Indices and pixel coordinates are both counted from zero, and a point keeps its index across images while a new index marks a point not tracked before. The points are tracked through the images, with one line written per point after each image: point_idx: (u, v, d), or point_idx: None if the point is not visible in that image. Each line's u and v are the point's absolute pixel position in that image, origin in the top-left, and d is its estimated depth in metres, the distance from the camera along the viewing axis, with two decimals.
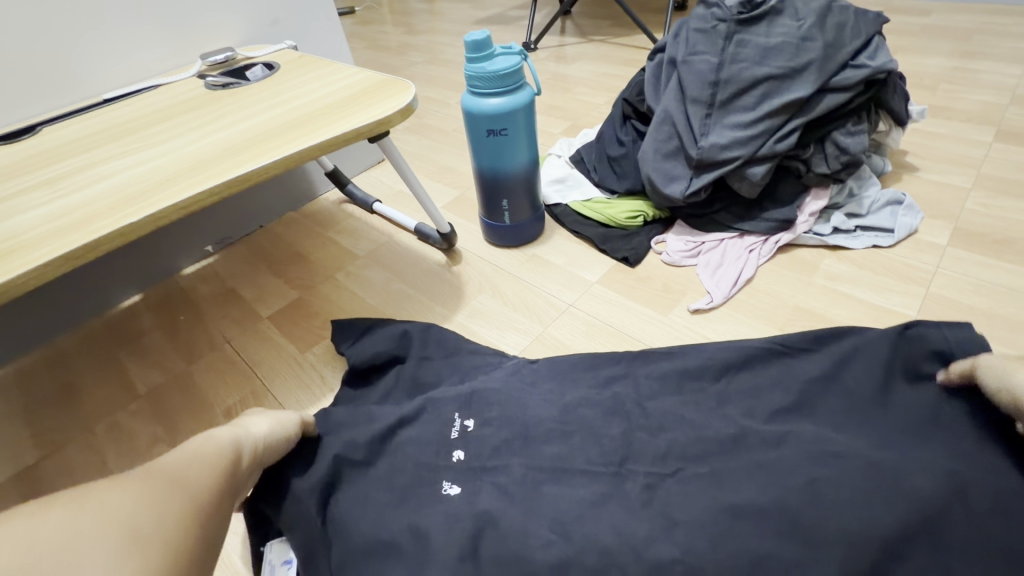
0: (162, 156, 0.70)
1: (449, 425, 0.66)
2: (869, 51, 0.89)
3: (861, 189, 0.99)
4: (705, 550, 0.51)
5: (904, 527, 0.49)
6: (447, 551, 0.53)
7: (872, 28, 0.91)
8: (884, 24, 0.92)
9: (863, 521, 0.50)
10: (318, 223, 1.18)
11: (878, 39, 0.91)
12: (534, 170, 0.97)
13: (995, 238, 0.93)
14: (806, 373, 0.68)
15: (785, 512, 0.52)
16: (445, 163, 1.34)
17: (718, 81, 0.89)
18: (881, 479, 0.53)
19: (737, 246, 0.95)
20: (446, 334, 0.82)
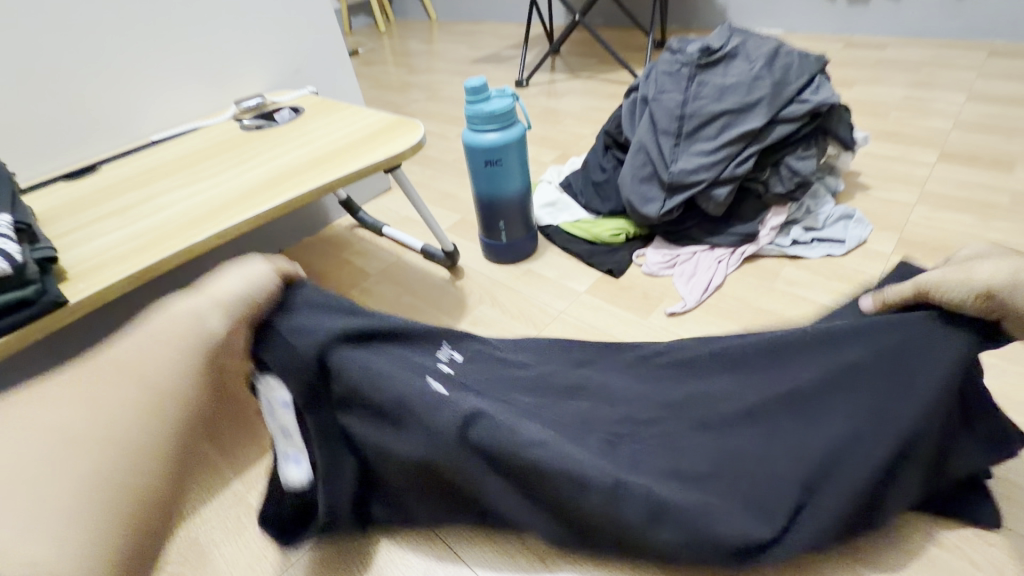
0: (210, 190, 0.82)
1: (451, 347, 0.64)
2: (812, 87, 1.03)
3: (817, 206, 1.12)
4: (667, 482, 0.52)
5: (799, 489, 0.52)
6: (442, 438, 0.49)
7: (815, 66, 1.05)
8: (825, 64, 1.06)
9: (767, 490, 0.52)
10: (334, 246, 1.31)
11: (821, 77, 1.05)
12: (527, 195, 1.10)
13: (933, 246, 1.05)
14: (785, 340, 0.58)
15: (714, 476, 0.53)
16: (447, 190, 1.47)
17: (684, 115, 1.04)
18: (792, 451, 0.53)
19: (709, 258, 1.07)
20: None
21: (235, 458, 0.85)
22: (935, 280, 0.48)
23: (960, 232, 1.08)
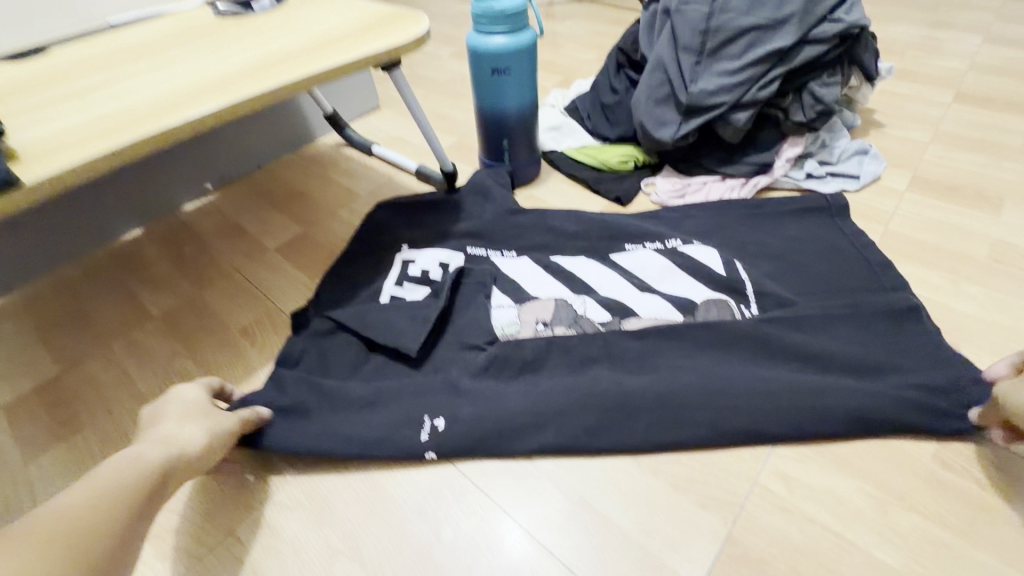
0: (195, 70, 0.69)
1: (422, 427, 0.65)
2: (704, 308, 0.75)
3: (833, 140, 1.08)
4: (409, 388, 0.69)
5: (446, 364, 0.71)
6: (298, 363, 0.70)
7: (653, 306, 0.76)
8: (728, 303, 0.75)
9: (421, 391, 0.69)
10: (318, 165, 1.23)
11: (738, 307, 0.75)
12: (527, 113, 1.02)
13: (948, 185, 1.03)
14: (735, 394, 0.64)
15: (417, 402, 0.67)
16: (439, 112, 1.37)
17: (507, 288, 0.80)
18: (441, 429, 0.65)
19: (721, 187, 1.03)
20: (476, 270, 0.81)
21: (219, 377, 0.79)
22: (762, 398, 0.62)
23: (969, 171, 1.05)
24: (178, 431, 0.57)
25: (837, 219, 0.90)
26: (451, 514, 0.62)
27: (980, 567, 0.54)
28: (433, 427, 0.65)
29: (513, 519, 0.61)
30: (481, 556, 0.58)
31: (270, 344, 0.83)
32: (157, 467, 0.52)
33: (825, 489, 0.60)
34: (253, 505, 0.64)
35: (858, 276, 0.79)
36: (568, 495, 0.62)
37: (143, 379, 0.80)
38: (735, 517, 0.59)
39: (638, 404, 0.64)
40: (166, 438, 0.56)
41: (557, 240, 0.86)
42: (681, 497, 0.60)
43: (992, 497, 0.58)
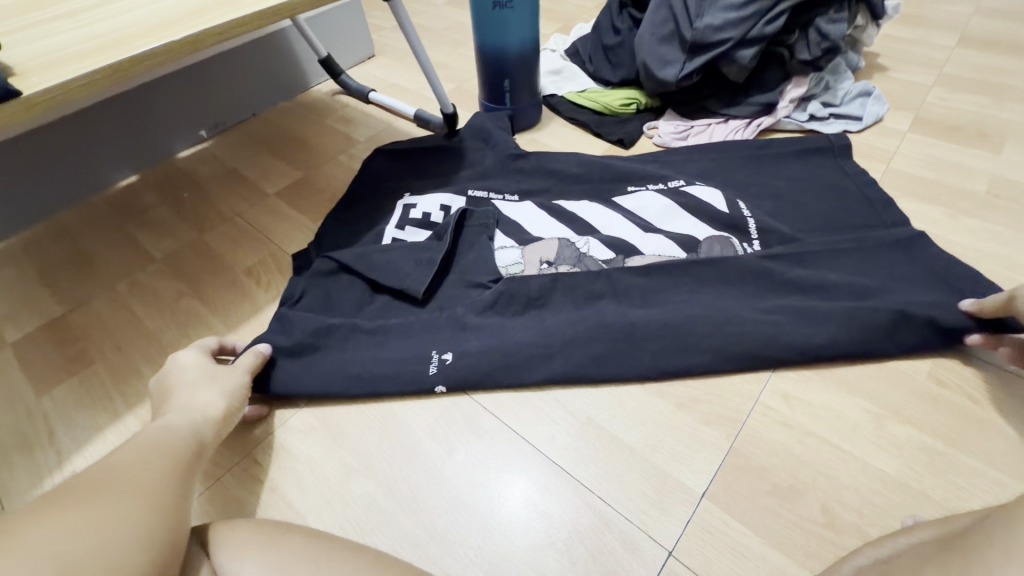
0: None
1: (428, 361, 0.65)
2: (706, 245, 0.75)
3: (837, 82, 1.07)
4: (415, 321, 0.69)
5: (452, 301, 0.71)
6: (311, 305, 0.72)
7: (656, 244, 0.76)
8: (730, 241, 0.75)
9: (431, 320, 0.69)
10: (314, 112, 1.21)
11: (740, 245, 0.75)
12: (529, 52, 1.00)
13: (949, 125, 1.03)
14: (743, 323, 0.64)
15: (427, 333, 0.67)
16: (436, 59, 1.34)
17: (510, 229, 0.79)
18: (451, 362, 0.65)
19: (724, 128, 1.02)
20: (477, 210, 0.79)
21: (228, 314, 0.79)
22: (764, 336, 0.64)
23: (972, 112, 1.05)
24: (191, 399, 0.58)
25: (840, 159, 0.90)
26: (462, 435, 0.63)
27: (971, 471, 0.56)
28: (441, 360, 0.65)
29: (522, 438, 0.62)
30: (493, 472, 0.60)
31: (275, 282, 0.83)
32: (191, 429, 0.54)
33: (824, 405, 0.62)
34: (270, 430, 0.65)
35: (859, 213, 0.80)
36: (576, 415, 0.63)
37: (151, 317, 0.80)
38: (737, 433, 0.61)
39: (645, 335, 0.64)
40: (183, 408, 0.57)
41: (560, 179, 0.86)
42: (685, 415, 0.62)
43: (984, 409, 0.61)
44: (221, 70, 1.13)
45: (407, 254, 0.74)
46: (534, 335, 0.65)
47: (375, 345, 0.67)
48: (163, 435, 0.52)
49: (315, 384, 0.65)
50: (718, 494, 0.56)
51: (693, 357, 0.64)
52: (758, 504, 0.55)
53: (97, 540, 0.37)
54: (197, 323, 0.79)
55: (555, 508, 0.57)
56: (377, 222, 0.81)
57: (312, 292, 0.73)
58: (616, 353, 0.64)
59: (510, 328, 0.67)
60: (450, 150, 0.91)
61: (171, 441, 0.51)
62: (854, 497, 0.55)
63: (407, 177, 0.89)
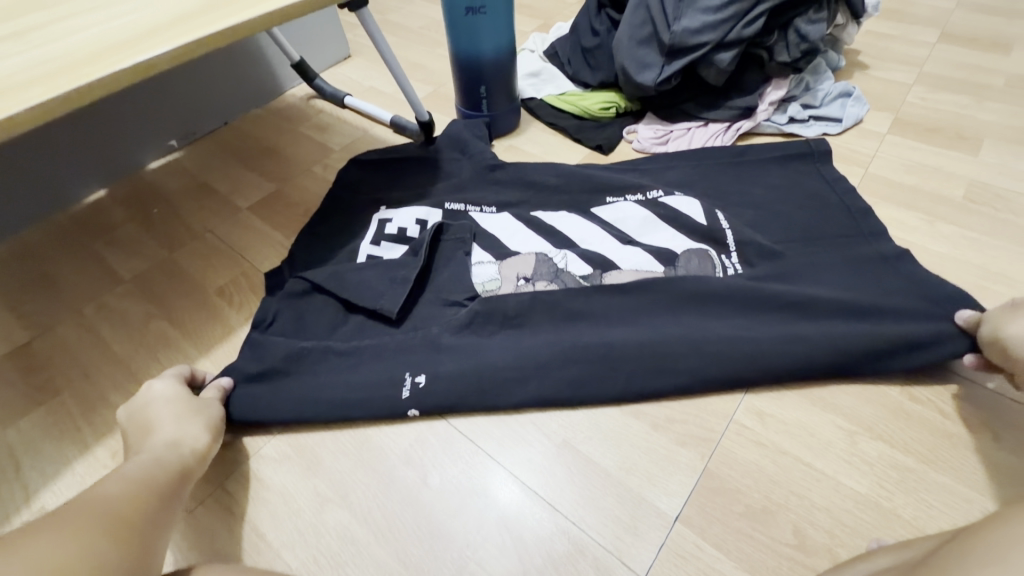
0: (142, 7, 0.64)
1: (400, 384, 0.64)
2: (685, 259, 0.74)
3: (817, 82, 1.06)
4: (388, 343, 0.67)
5: (426, 322, 0.69)
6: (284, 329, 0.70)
7: (634, 259, 0.75)
8: (709, 255, 0.75)
9: (403, 342, 0.67)
10: (289, 118, 1.19)
11: (719, 259, 0.74)
12: (505, 57, 0.98)
13: (929, 126, 1.02)
14: (718, 342, 0.64)
15: (400, 357, 0.66)
16: (413, 60, 1.31)
17: (487, 243, 0.77)
18: (424, 387, 0.64)
19: (705, 132, 1.01)
20: (450, 225, 0.78)
21: (198, 337, 0.78)
22: (739, 355, 0.63)
23: (950, 112, 1.05)
24: (173, 430, 0.58)
25: (820, 166, 0.89)
26: (436, 460, 0.63)
27: (941, 487, 0.57)
28: (414, 382, 0.64)
29: (496, 463, 0.62)
30: (467, 499, 0.60)
31: (248, 302, 0.82)
32: (173, 463, 0.54)
33: (798, 423, 0.62)
34: (242, 460, 0.64)
35: (837, 223, 0.79)
36: (550, 438, 0.63)
37: (120, 342, 0.79)
38: (711, 453, 0.61)
39: (621, 357, 0.64)
40: (166, 438, 0.57)
41: (537, 191, 0.85)
42: (660, 436, 0.62)
43: (955, 424, 0.61)
44: (190, 78, 1.10)
45: (381, 273, 0.72)
46: (508, 358, 0.65)
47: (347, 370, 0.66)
48: (147, 467, 0.52)
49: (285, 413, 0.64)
50: (691, 517, 0.56)
51: (668, 378, 0.63)
52: (731, 527, 0.56)
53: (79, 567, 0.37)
54: (168, 347, 0.77)
55: (529, 534, 0.57)
56: (351, 238, 0.79)
57: (285, 315, 0.72)
58: (592, 375, 0.64)
59: (484, 351, 0.66)
60: (426, 160, 0.89)
61: (158, 473, 0.52)
62: (825, 517, 0.56)
63: (381, 189, 0.87)
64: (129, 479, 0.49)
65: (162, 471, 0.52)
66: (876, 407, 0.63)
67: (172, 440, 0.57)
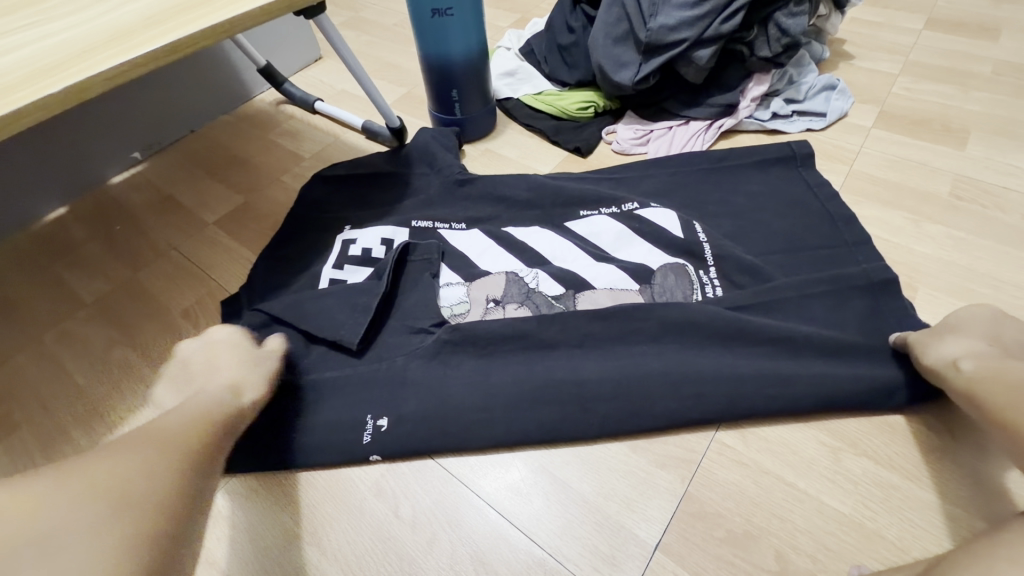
0: (71, 21, 0.58)
1: (361, 428, 0.62)
2: (660, 275, 0.73)
3: (800, 76, 1.03)
4: (355, 373, 0.65)
5: (389, 355, 0.67)
6: None
7: (607, 276, 0.74)
8: (686, 270, 0.73)
9: (368, 374, 0.65)
10: (258, 126, 1.14)
11: (697, 275, 0.73)
12: (476, 59, 0.94)
13: (914, 119, 1.00)
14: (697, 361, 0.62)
15: (367, 385, 0.64)
16: (387, 60, 1.26)
17: (455, 262, 0.77)
18: (389, 425, 0.62)
19: (685, 132, 0.98)
20: (416, 248, 0.76)
21: (162, 363, 0.75)
22: (719, 375, 0.61)
23: (937, 103, 1.02)
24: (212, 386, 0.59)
25: (801, 169, 0.87)
26: (409, 490, 0.61)
27: (926, 506, 0.55)
28: (376, 427, 0.62)
29: (470, 491, 0.60)
30: (439, 531, 0.58)
31: (213, 324, 0.79)
32: (217, 410, 0.55)
33: (780, 441, 0.61)
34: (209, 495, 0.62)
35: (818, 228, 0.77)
36: (527, 464, 0.62)
37: (80, 371, 0.76)
38: (691, 476, 0.59)
39: (594, 381, 0.62)
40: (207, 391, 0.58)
41: (509, 206, 0.84)
42: (638, 459, 0.61)
43: (940, 437, 0.60)
44: (151, 86, 1.05)
45: (342, 300, 0.70)
46: (475, 395, 0.62)
47: (308, 407, 0.63)
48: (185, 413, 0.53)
49: (251, 450, 0.63)
50: (670, 545, 0.55)
51: (647, 400, 0.61)
52: (712, 555, 0.54)
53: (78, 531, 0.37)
54: (130, 376, 0.74)
55: (503, 568, 0.55)
56: (313, 263, 0.79)
57: (247, 349, 0.70)
58: (564, 402, 0.61)
59: (449, 385, 0.63)
60: (395, 176, 0.90)
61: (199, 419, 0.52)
62: (808, 541, 0.54)
63: (347, 211, 0.87)
64: (172, 429, 0.50)
65: (204, 416, 0.53)
66: (859, 422, 0.61)
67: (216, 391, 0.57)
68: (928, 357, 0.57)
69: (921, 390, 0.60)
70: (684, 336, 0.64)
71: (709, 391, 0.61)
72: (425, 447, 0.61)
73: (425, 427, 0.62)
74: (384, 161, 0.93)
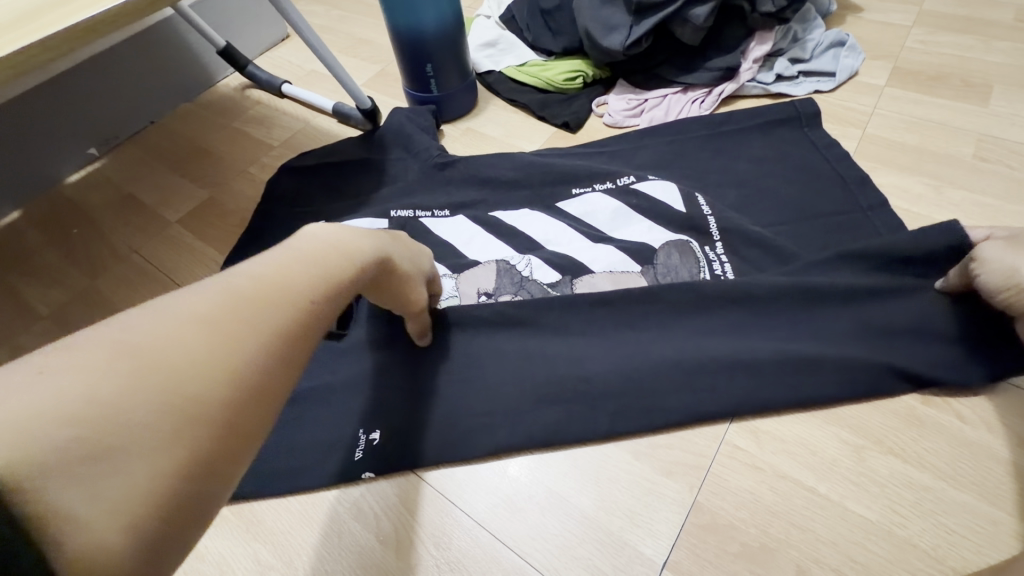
0: None
1: (354, 444, 0.57)
2: (664, 254, 0.67)
3: (805, 32, 0.95)
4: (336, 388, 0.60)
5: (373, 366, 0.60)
6: None
7: (606, 258, 0.67)
8: (691, 247, 0.67)
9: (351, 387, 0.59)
10: (222, 113, 1.06)
11: (702, 251, 0.66)
12: (450, 29, 0.86)
13: (931, 74, 0.91)
14: (706, 361, 0.56)
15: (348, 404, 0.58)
16: (358, 35, 1.17)
17: (440, 253, 0.70)
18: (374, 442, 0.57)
19: (682, 99, 0.90)
20: None
21: None
22: (729, 374, 0.55)
23: (955, 56, 0.94)
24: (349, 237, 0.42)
25: (810, 132, 0.79)
26: (391, 510, 0.56)
27: (960, 509, 0.50)
28: (369, 441, 0.57)
29: (459, 509, 0.55)
30: (426, 554, 0.53)
31: None
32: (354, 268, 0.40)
33: (797, 441, 0.55)
34: None
35: (832, 203, 0.71)
36: (521, 475, 0.56)
37: None
38: (701, 484, 0.54)
39: (591, 381, 0.56)
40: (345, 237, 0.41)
41: (495, 188, 0.77)
42: (642, 466, 0.55)
43: (975, 430, 0.54)
44: (102, 75, 0.97)
45: None
46: (468, 406, 0.57)
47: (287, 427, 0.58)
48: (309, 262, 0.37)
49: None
50: (681, 564, 0.50)
51: (650, 402, 0.55)
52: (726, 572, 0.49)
53: (88, 432, 0.24)
54: None
55: None
56: None
57: None
58: (561, 409, 0.56)
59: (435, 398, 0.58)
60: (370, 163, 0.83)
61: (321, 270, 0.37)
62: (833, 553, 0.49)
63: (320, 203, 0.80)
64: (280, 280, 0.34)
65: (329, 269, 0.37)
66: (886, 416, 0.56)
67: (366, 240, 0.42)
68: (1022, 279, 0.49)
69: (949, 378, 0.55)
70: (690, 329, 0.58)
71: (719, 390, 0.55)
72: (411, 463, 0.56)
73: (412, 443, 0.57)
74: (356, 146, 0.85)
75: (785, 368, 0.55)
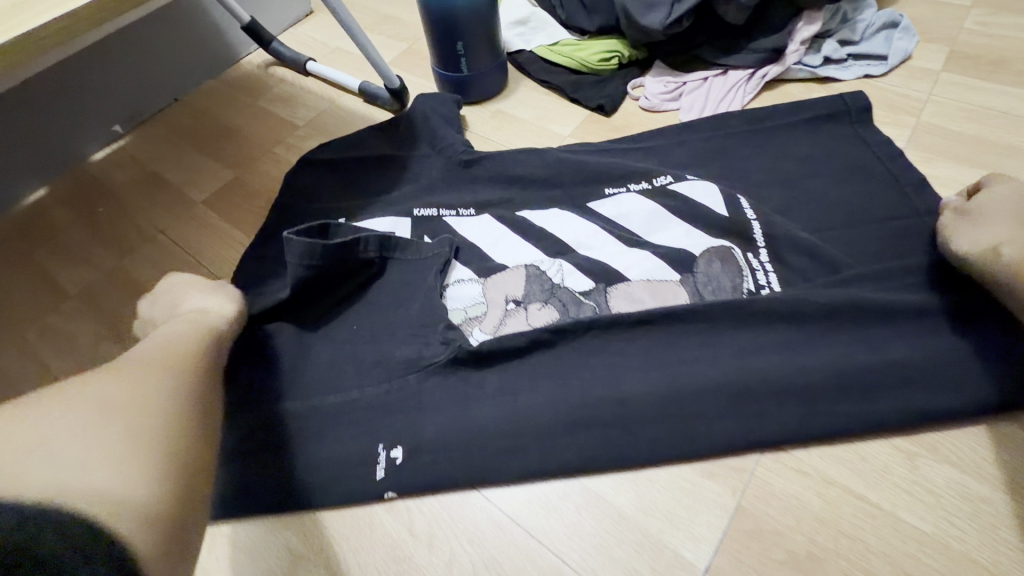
0: None
1: (373, 463, 0.54)
2: (704, 262, 0.64)
3: (856, 12, 0.89)
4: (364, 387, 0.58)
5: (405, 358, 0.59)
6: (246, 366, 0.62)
7: (642, 265, 0.65)
8: (733, 255, 0.64)
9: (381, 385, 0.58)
10: (247, 91, 1.04)
11: (745, 259, 0.64)
12: (483, 4, 0.82)
13: (991, 58, 0.86)
14: (754, 362, 0.53)
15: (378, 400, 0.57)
16: (383, 12, 1.13)
17: (468, 256, 0.68)
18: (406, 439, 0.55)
19: (723, 83, 0.86)
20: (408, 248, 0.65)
21: None
22: (781, 375, 0.53)
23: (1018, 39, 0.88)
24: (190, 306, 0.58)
25: (861, 120, 0.75)
26: (422, 502, 0.55)
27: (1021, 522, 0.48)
28: (390, 459, 0.54)
29: (492, 503, 0.54)
30: (459, 549, 0.52)
31: None
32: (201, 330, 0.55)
33: (848, 447, 0.53)
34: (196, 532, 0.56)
35: (883, 199, 0.67)
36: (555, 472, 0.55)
37: (66, 371, 0.70)
38: (745, 487, 0.52)
39: (630, 375, 0.54)
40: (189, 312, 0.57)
41: (525, 185, 0.74)
42: (682, 467, 0.53)
43: None
44: (125, 50, 0.95)
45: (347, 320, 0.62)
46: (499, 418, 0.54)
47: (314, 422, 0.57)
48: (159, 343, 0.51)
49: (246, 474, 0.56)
50: (723, 568, 0.48)
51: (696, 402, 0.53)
52: None
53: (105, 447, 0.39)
54: None
55: None
56: None
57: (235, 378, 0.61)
58: (600, 416, 0.53)
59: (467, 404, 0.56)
60: (394, 158, 0.80)
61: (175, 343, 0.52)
62: (884, 564, 0.47)
63: (345, 198, 0.78)
64: (146, 357, 0.49)
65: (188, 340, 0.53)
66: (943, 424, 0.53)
67: (197, 309, 0.58)
68: (961, 245, 0.53)
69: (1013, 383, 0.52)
70: (737, 328, 0.56)
71: (768, 392, 0.53)
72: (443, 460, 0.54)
73: (443, 448, 0.54)
74: (383, 128, 0.83)
75: (838, 372, 0.52)
